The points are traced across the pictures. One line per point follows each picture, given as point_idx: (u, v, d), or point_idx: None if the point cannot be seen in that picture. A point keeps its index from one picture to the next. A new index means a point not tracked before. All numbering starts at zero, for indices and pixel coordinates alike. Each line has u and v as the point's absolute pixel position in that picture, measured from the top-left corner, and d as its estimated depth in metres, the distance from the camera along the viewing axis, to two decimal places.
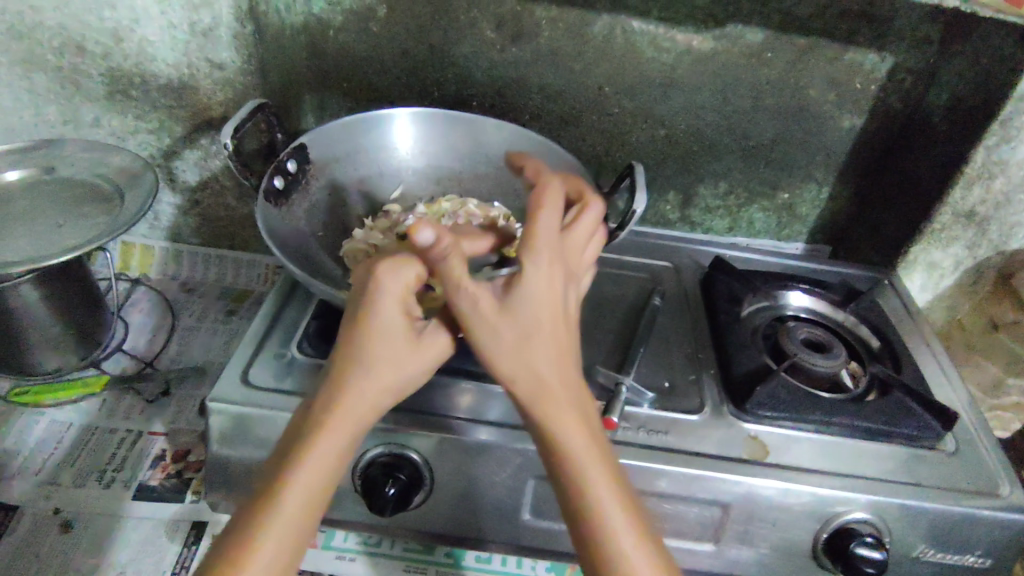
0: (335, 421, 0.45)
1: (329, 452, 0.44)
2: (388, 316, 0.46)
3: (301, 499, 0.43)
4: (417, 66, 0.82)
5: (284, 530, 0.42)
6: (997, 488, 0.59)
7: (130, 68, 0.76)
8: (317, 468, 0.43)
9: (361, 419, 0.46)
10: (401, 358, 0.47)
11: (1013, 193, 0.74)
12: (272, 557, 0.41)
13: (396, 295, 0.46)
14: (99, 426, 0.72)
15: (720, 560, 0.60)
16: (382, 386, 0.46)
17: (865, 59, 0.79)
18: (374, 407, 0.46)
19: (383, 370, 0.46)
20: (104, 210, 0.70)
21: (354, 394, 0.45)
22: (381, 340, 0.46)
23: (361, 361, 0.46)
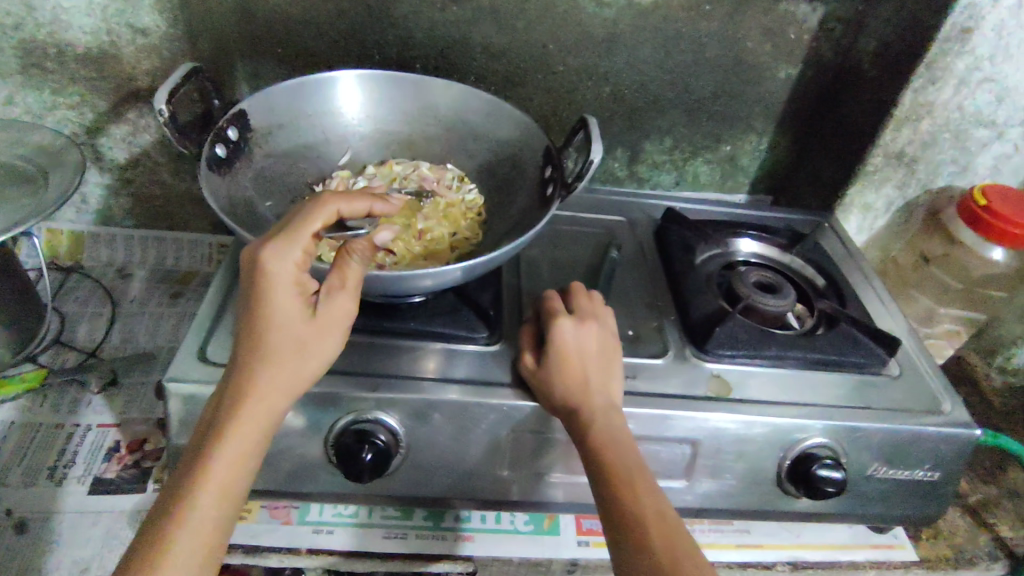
0: (245, 410, 0.47)
1: (244, 438, 0.47)
2: (280, 299, 0.48)
3: (220, 482, 0.46)
4: (355, 29, 0.79)
5: (208, 510, 0.45)
6: (940, 406, 0.64)
7: (44, 38, 0.70)
8: (234, 453, 0.47)
9: (273, 406, 0.48)
10: (300, 340, 0.49)
11: (938, 133, 0.79)
12: (195, 535, 0.45)
13: (283, 277, 0.47)
14: (44, 423, 0.67)
15: (692, 495, 0.62)
16: (287, 371, 0.48)
17: (799, 8, 0.81)
18: (286, 394, 0.49)
19: (286, 356, 0.48)
20: (28, 190, 0.64)
21: (262, 381, 0.48)
22: (279, 327, 0.48)
23: (261, 351, 0.48)
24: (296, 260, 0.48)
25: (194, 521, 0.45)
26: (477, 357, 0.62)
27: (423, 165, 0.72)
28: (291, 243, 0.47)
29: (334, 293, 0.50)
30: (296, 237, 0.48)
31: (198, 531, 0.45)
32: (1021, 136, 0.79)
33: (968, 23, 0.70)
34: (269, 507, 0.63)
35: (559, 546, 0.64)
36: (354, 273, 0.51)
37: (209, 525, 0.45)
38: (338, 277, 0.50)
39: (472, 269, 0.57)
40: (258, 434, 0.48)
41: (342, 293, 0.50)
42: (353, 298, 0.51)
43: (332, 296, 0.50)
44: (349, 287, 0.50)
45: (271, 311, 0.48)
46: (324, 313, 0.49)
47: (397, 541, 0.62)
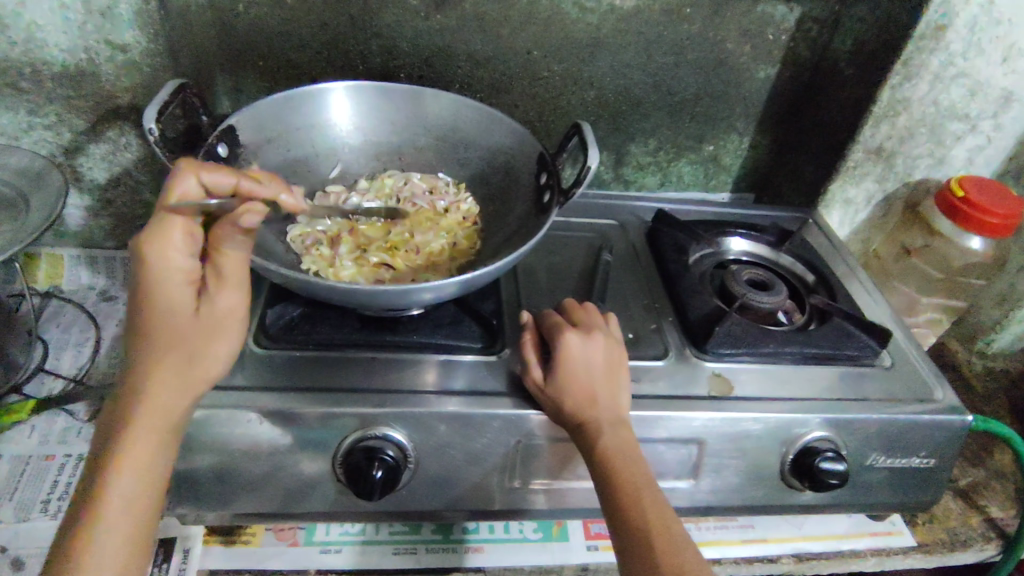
0: (142, 412, 0.46)
1: (144, 445, 0.46)
2: (170, 292, 0.47)
3: (125, 488, 0.45)
4: (337, 39, 0.78)
5: (116, 518, 0.44)
6: (932, 394, 0.66)
7: (17, 57, 0.67)
8: (134, 461, 0.45)
9: (171, 405, 0.47)
10: (192, 336, 0.48)
11: (915, 128, 0.81)
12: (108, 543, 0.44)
13: (169, 273, 0.46)
14: (32, 454, 0.65)
15: (698, 494, 0.63)
16: (181, 369, 0.47)
17: (775, 10, 0.83)
18: (182, 394, 0.47)
19: (178, 355, 0.47)
20: (8, 217, 0.62)
21: (156, 383, 0.46)
22: (169, 328, 0.47)
23: (152, 352, 0.47)
24: (176, 248, 0.46)
25: (102, 531, 0.44)
26: (476, 368, 0.62)
27: (414, 176, 0.72)
28: (163, 236, 0.45)
29: (218, 288, 0.48)
30: (163, 227, 0.45)
31: (109, 536, 0.44)
32: (993, 128, 0.82)
33: (942, 20, 0.72)
34: (273, 529, 0.62)
35: (569, 552, 0.64)
36: (230, 263, 0.48)
37: (123, 532, 0.45)
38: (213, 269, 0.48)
39: (472, 282, 0.57)
40: (160, 438, 0.46)
41: (226, 286, 0.49)
42: (241, 290, 0.49)
43: (217, 292, 0.48)
44: (231, 280, 0.49)
45: (160, 306, 0.47)
46: (212, 308, 0.48)
47: (407, 557, 0.62)
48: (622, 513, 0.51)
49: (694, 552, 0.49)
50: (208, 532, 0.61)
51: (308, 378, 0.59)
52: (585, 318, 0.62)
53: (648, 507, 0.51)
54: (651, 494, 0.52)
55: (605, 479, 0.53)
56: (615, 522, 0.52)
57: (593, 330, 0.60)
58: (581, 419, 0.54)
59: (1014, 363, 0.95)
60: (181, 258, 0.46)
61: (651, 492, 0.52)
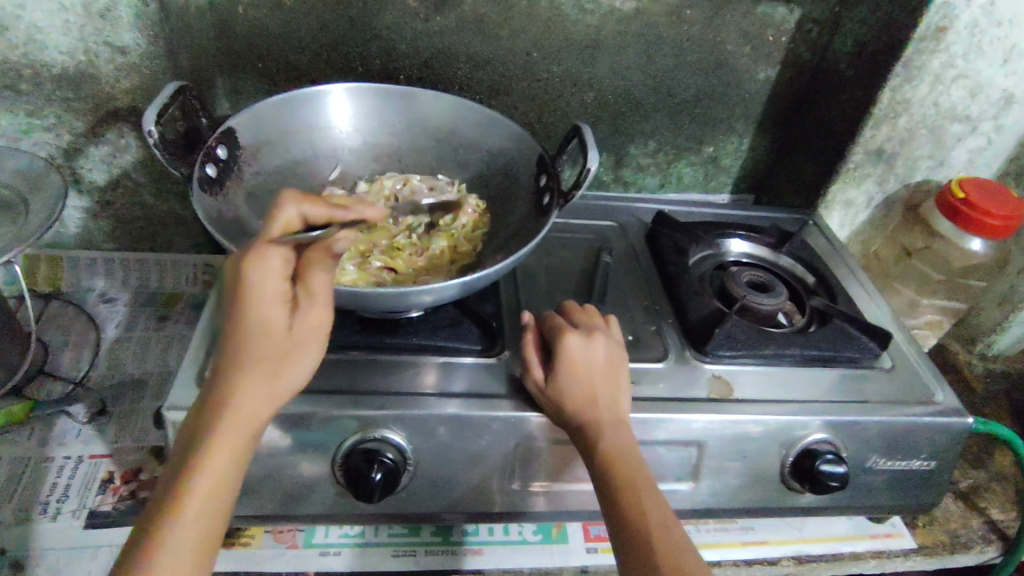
0: (227, 418, 0.45)
1: (224, 455, 0.45)
2: (263, 309, 0.46)
3: (201, 498, 0.44)
4: (337, 41, 0.78)
5: (189, 527, 0.44)
6: (933, 396, 0.66)
7: (17, 58, 0.67)
8: (213, 471, 0.45)
9: (256, 416, 0.46)
10: (278, 353, 0.46)
11: (915, 129, 0.81)
12: (181, 546, 0.43)
13: (266, 288, 0.45)
14: (31, 457, 0.65)
15: (698, 496, 0.63)
16: (267, 380, 0.46)
17: (776, 12, 0.83)
18: (264, 406, 0.46)
19: (265, 368, 0.46)
20: (7, 219, 0.62)
21: (243, 392, 0.46)
22: (259, 343, 0.46)
23: (237, 364, 0.46)
24: (272, 269, 0.45)
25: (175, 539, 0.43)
26: (475, 369, 0.62)
27: (413, 176, 0.73)
28: (266, 249, 0.45)
29: (307, 306, 0.47)
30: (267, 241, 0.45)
31: (181, 538, 0.43)
32: (993, 130, 0.82)
33: (943, 22, 0.72)
34: (273, 531, 0.62)
35: (569, 554, 0.64)
36: (319, 283, 0.47)
37: (194, 542, 0.44)
38: (303, 287, 0.47)
39: (471, 285, 0.57)
40: (240, 449, 0.46)
41: (315, 305, 0.47)
42: (327, 311, 0.47)
43: (307, 310, 0.47)
44: (318, 302, 0.47)
45: (252, 319, 0.46)
46: (301, 326, 0.47)
47: (406, 559, 0.61)
48: (623, 514, 0.51)
49: (695, 556, 0.49)
50: None
51: (308, 380, 0.58)
52: (587, 320, 0.62)
53: (650, 512, 0.51)
54: (652, 498, 0.52)
55: (606, 481, 0.52)
56: (615, 524, 0.51)
57: (595, 332, 0.60)
58: (584, 420, 0.54)
59: (1014, 365, 0.95)
60: (278, 281, 0.46)
61: (652, 494, 0.52)
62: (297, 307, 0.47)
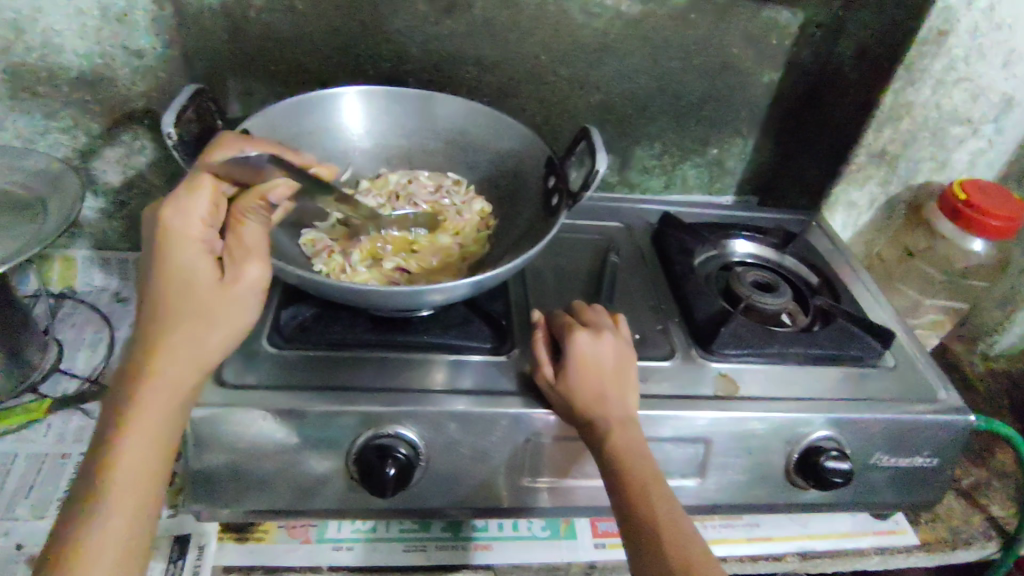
0: (155, 374, 0.46)
1: (155, 404, 0.46)
2: (188, 258, 0.48)
3: (132, 449, 0.45)
4: (348, 45, 0.79)
5: (124, 476, 0.45)
6: (935, 394, 0.67)
7: (35, 62, 0.69)
8: (143, 421, 0.46)
9: (187, 371, 0.47)
10: (210, 305, 0.47)
11: (917, 131, 0.82)
12: (118, 504, 0.44)
13: (184, 233, 0.48)
14: (48, 452, 0.66)
15: (704, 493, 0.64)
16: (198, 332, 0.47)
17: (780, 16, 0.84)
18: (194, 360, 0.48)
19: (192, 321, 0.47)
20: (26, 219, 0.63)
21: (169, 346, 0.47)
22: (187, 294, 0.47)
23: (163, 314, 0.47)
24: (196, 216, 0.48)
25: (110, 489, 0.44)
26: (484, 367, 0.63)
27: (420, 174, 0.74)
28: (189, 197, 0.48)
29: (239, 259, 0.48)
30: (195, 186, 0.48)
31: (117, 496, 0.44)
32: (994, 132, 0.83)
33: (944, 25, 0.73)
34: (286, 526, 0.63)
35: (576, 549, 0.65)
36: (252, 234, 0.49)
37: (128, 494, 0.44)
38: (234, 239, 0.48)
39: (483, 284, 0.58)
40: (170, 403, 0.47)
41: (248, 257, 0.48)
42: (262, 264, 0.49)
43: (239, 262, 0.48)
44: (253, 252, 0.49)
45: (175, 269, 0.47)
46: (232, 280, 0.48)
47: (417, 554, 0.62)
48: (632, 508, 0.52)
49: (704, 549, 0.50)
50: (222, 529, 0.62)
51: (322, 378, 0.59)
52: (593, 319, 0.63)
53: (659, 508, 0.52)
54: (661, 493, 0.53)
55: (615, 476, 0.53)
56: (624, 518, 0.52)
57: (602, 330, 0.61)
58: (592, 416, 0.55)
59: (1017, 365, 0.96)
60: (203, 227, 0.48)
61: (661, 490, 0.53)
62: (227, 260, 0.48)
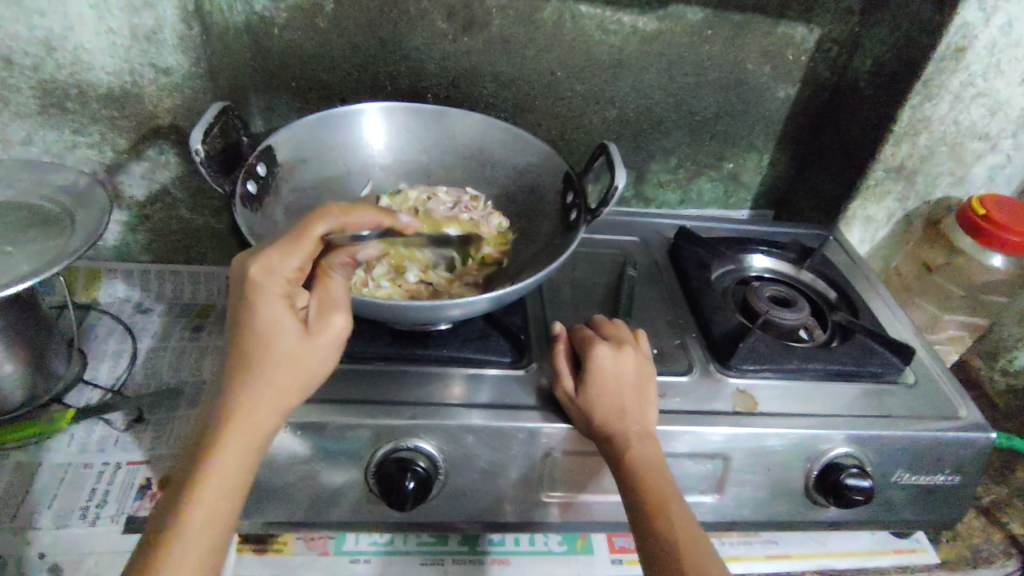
0: (235, 426, 0.46)
1: (235, 461, 0.46)
2: (276, 313, 0.48)
3: (210, 499, 0.45)
4: (368, 61, 0.81)
5: (199, 523, 0.44)
6: (957, 411, 0.66)
7: (65, 79, 0.70)
8: (223, 475, 0.46)
9: (263, 424, 0.47)
10: (293, 358, 0.48)
11: (935, 147, 0.82)
12: (189, 556, 0.44)
13: (274, 287, 0.47)
14: (71, 463, 0.67)
15: (723, 509, 0.63)
16: (281, 385, 0.48)
17: (796, 31, 0.84)
18: (272, 415, 0.48)
19: (275, 375, 0.47)
20: (55, 233, 0.65)
21: (251, 399, 0.47)
22: (271, 344, 0.47)
23: (251, 369, 0.47)
24: (290, 269, 0.48)
25: (186, 538, 0.44)
26: (501, 380, 0.63)
27: (439, 190, 0.74)
28: (286, 250, 0.48)
29: (324, 312, 0.49)
30: (298, 238, 0.48)
31: (190, 547, 0.44)
32: (1013, 147, 0.83)
33: (962, 42, 0.73)
34: (304, 538, 0.63)
35: (594, 564, 0.65)
36: (339, 288, 0.51)
37: (200, 544, 0.44)
38: (324, 292, 0.50)
39: (503, 299, 0.58)
40: (246, 457, 0.47)
41: (334, 311, 0.50)
42: (347, 316, 0.50)
43: (325, 316, 0.49)
44: (337, 305, 0.50)
45: (263, 323, 0.47)
46: (318, 332, 0.49)
47: (434, 568, 0.63)
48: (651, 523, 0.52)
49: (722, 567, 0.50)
50: (241, 540, 0.62)
51: (341, 390, 0.60)
52: (617, 335, 0.63)
53: (679, 524, 0.52)
54: (680, 509, 0.53)
55: (634, 490, 0.54)
56: (641, 533, 0.52)
57: (625, 345, 0.61)
58: (612, 430, 0.56)
59: None
60: (293, 279, 0.49)
61: (680, 506, 0.53)
62: (314, 313, 0.49)
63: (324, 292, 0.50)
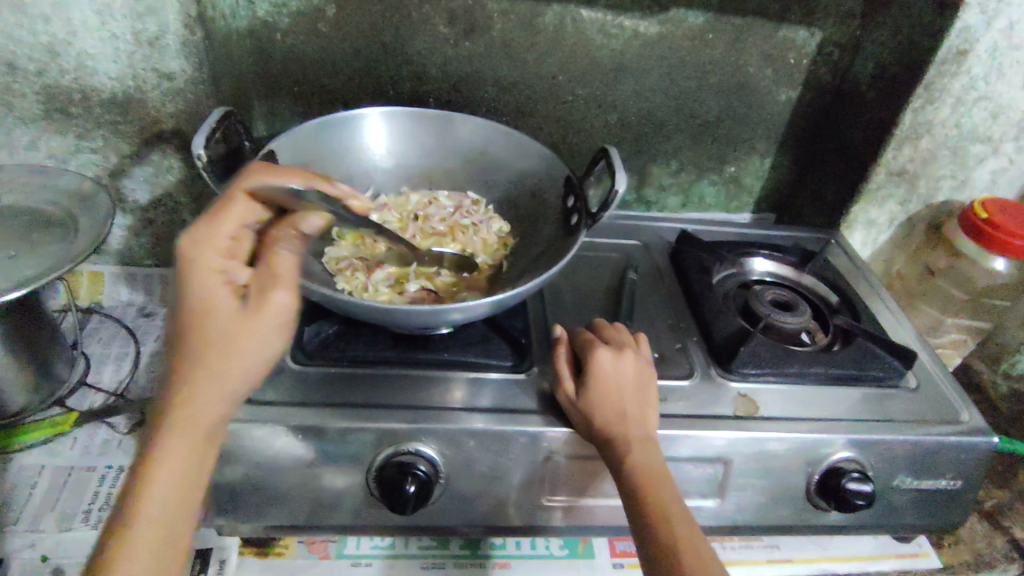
0: (188, 405, 0.46)
1: (188, 440, 0.46)
2: (211, 288, 0.46)
3: (164, 481, 0.45)
4: (370, 66, 0.81)
5: (157, 504, 0.45)
6: (959, 415, 0.66)
7: (69, 84, 0.71)
8: (177, 454, 0.46)
9: (216, 404, 0.47)
10: (234, 335, 0.47)
11: (937, 150, 0.82)
12: (146, 537, 0.44)
13: (207, 262, 0.47)
14: (75, 465, 0.67)
15: (724, 513, 0.63)
16: (228, 364, 0.47)
17: (797, 35, 0.84)
18: (223, 394, 0.47)
19: (220, 353, 0.47)
20: (59, 237, 0.65)
21: (199, 380, 0.47)
22: (209, 322, 0.46)
23: (194, 349, 0.46)
24: (221, 241, 0.47)
25: (143, 520, 0.44)
26: (502, 384, 0.64)
27: (441, 195, 0.75)
28: (215, 222, 0.47)
29: (265, 286, 0.48)
30: (224, 208, 0.48)
31: (147, 529, 0.44)
32: (1015, 150, 0.83)
33: (964, 46, 0.73)
34: (306, 541, 0.63)
35: (595, 568, 0.65)
36: (283, 263, 0.49)
37: (155, 525, 0.44)
38: (267, 267, 0.49)
39: (504, 303, 0.58)
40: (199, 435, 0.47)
41: (275, 286, 0.48)
42: (288, 290, 0.48)
43: (266, 290, 0.48)
44: (280, 280, 0.49)
45: (200, 300, 0.46)
46: (258, 307, 0.47)
47: (435, 572, 0.63)
48: (651, 525, 0.52)
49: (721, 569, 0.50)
50: (243, 544, 0.62)
51: (343, 394, 0.60)
52: (615, 339, 0.64)
53: (678, 526, 0.52)
54: (679, 512, 0.53)
55: (633, 493, 0.54)
56: (640, 535, 0.52)
57: (624, 349, 0.61)
58: (612, 433, 0.56)
59: None
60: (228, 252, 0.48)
61: (679, 508, 0.53)
62: (253, 288, 0.48)
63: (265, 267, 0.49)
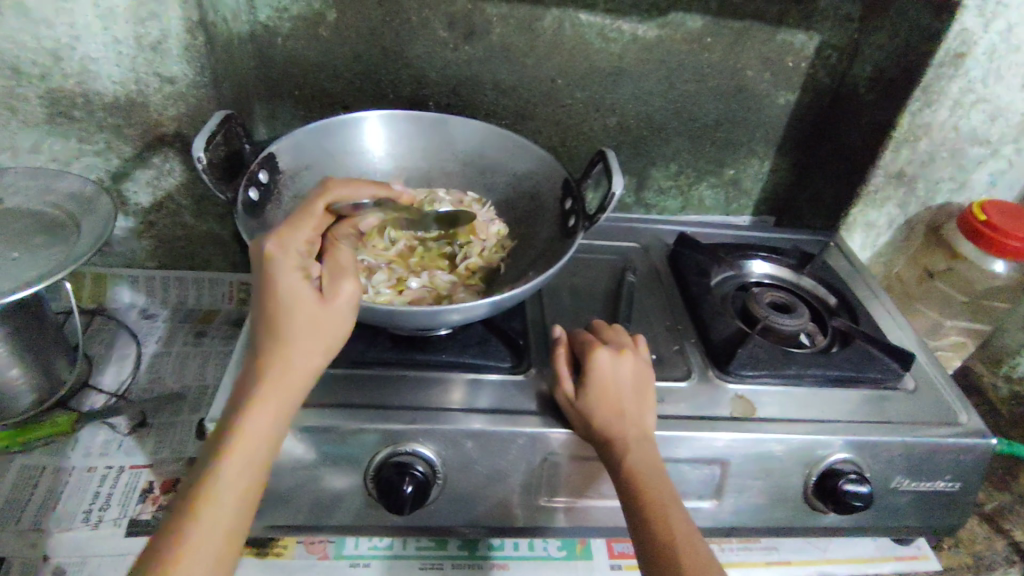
0: (268, 386, 0.47)
1: (266, 421, 0.47)
2: (292, 280, 0.48)
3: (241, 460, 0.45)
4: (370, 69, 0.82)
5: (233, 482, 0.45)
6: (957, 417, 0.66)
7: (72, 88, 0.71)
8: (257, 433, 0.46)
9: (294, 386, 0.48)
10: (313, 322, 0.49)
11: (935, 153, 0.82)
12: (222, 514, 0.44)
13: (287, 259, 0.49)
14: (76, 465, 0.68)
15: (722, 515, 0.63)
16: (307, 348, 0.48)
17: (796, 38, 0.85)
18: (301, 378, 0.48)
19: (300, 339, 0.48)
20: (61, 239, 0.66)
21: (280, 364, 0.48)
22: (291, 310, 0.48)
23: (277, 335, 0.48)
24: (298, 241, 0.50)
25: (218, 500, 0.44)
26: (501, 385, 0.64)
27: (440, 193, 0.74)
28: (296, 224, 0.50)
29: (334, 277, 0.50)
30: (306, 213, 0.50)
31: (222, 508, 0.44)
32: (1014, 153, 0.83)
33: (961, 48, 0.73)
34: (305, 541, 0.64)
35: (593, 569, 0.65)
36: (346, 257, 0.52)
37: (230, 503, 0.44)
38: (332, 261, 0.51)
39: (502, 305, 0.59)
40: (275, 417, 0.47)
41: (343, 277, 0.50)
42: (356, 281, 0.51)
43: (336, 280, 0.50)
44: (347, 273, 0.51)
45: (281, 291, 0.48)
46: (332, 296, 0.49)
47: (433, 573, 0.63)
48: (648, 525, 0.52)
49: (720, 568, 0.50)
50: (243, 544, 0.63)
51: (343, 395, 0.61)
52: (616, 339, 0.64)
53: (676, 526, 0.52)
54: (678, 512, 0.53)
55: (632, 493, 0.54)
56: (638, 534, 0.53)
57: (624, 350, 0.62)
58: (611, 432, 0.56)
59: None
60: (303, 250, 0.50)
61: (678, 507, 0.53)
62: (325, 280, 0.50)
63: (332, 262, 0.51)
